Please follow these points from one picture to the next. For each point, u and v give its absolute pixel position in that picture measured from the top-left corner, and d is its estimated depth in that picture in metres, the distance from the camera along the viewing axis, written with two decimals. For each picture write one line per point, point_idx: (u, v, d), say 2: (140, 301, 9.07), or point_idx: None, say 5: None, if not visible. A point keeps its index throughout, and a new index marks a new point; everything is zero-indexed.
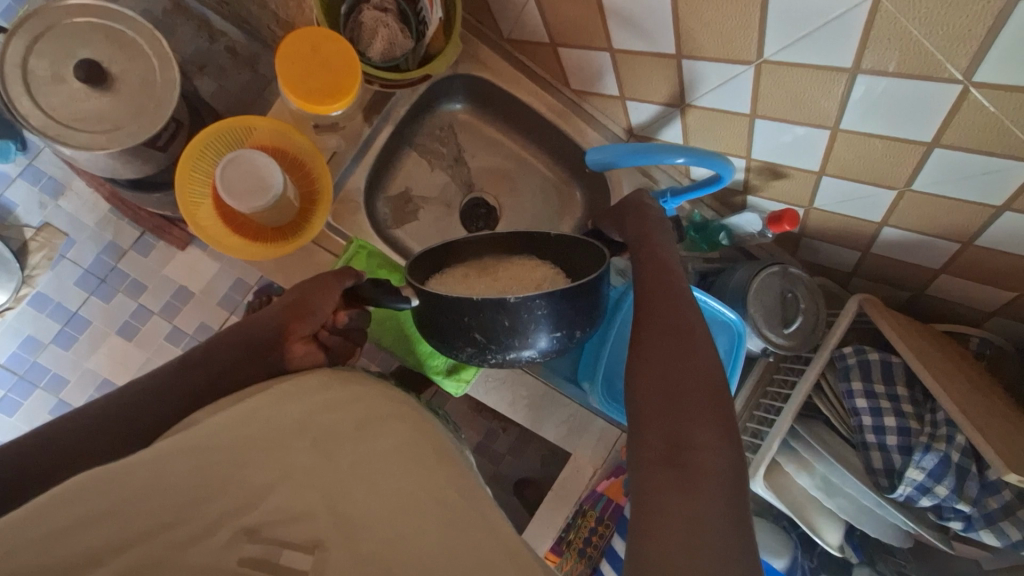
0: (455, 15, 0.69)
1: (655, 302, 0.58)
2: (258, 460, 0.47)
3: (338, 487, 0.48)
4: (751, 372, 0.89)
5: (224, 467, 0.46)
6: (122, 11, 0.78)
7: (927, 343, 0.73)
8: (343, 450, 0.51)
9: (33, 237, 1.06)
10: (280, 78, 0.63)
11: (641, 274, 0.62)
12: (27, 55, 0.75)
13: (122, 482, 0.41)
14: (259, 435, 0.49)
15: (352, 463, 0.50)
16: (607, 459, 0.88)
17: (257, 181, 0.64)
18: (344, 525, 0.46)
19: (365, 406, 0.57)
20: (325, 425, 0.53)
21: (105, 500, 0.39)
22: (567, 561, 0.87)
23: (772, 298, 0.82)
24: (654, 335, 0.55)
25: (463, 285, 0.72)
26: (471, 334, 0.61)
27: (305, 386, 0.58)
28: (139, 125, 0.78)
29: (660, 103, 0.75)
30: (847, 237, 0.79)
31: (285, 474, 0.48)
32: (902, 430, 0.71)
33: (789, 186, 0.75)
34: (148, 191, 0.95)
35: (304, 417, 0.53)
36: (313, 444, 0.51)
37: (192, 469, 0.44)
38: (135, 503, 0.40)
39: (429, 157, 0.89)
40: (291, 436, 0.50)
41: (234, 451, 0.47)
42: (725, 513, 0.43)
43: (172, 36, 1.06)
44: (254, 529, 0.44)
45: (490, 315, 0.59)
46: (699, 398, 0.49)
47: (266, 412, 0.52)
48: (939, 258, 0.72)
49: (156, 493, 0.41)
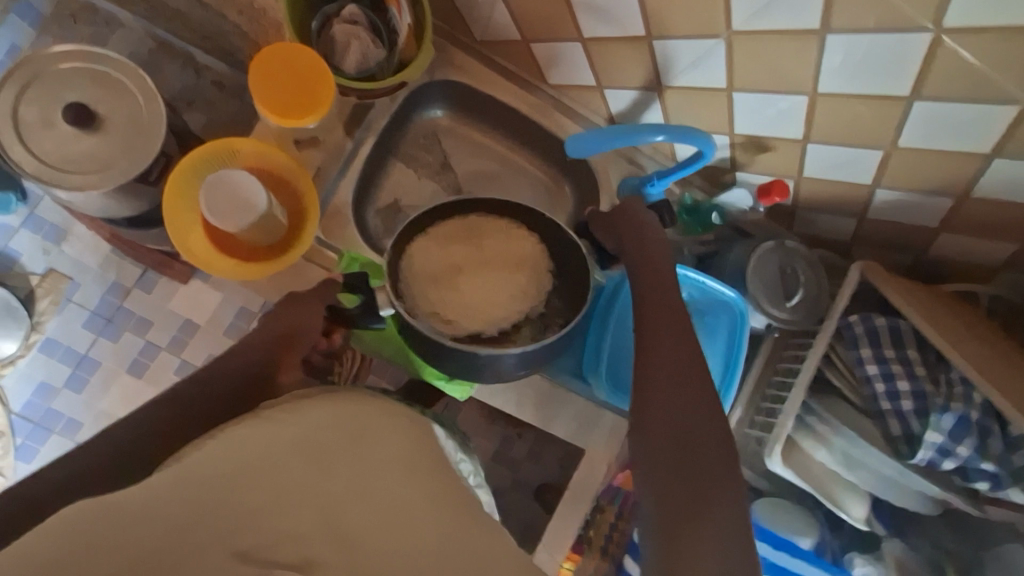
0: (426, 20, 0.69)
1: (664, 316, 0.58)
2: (253, 475, 0.46)
3: (333, 503, 0.47)
4: (759, 351, 0.87)
5: (214, 492, 0.44)
6: (107, 55, 0.88)
7: (932, 304, 0.73)
8: (340, 461, 0.50)
9: (38, 283, 1.15)
10: (252, 96, 0.63)
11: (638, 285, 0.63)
12: (16, 104, 0.85)
13: (112, 514, 0.41)
14: (251, 459, 0.47)
15: (346, 478, 0.49)
16: (621, 452, 0.84)
17: (232, 205, 0.63)
18: (345, 546, 0.45)
19: (365, 418, 0.55)
20: (315, 437, 0.51)
21: (92, 536, 0.39)
22: (589, 560, 0.82)
23: (772, 272, 0.81)
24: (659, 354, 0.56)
25: (443, 254, 0.70)
26: (454, 366, 0.66)
27: (298, 408, 0.54)
28: (128, 162, 0.86)
29: (638, 89, 0.74)
30: (842, 206, 0.78)
31: (277, 493, 0.46)
32: (916, 394, 0.69)
33: (775, 159, 0.75)
34: (145, 227, 0.98)
35: (299, 437, 0.50)
36: (304, 459, 0.49)
37: (184, 488, 0.44)
38: (124, 531, 0.40)
39: (416, 166, 0.88)
40: (286, 456, 0.48)
41: (222, 479, 0.45)
42: (737, 552, 0.43)
43: (161, 74, 1.17)
44: (246, 552, 0.42)
45: (469, 359, 0.64)
46: (710, 421, 0.51)
47: (258, 436, 0.49)
48: (937, 217, 0.71)
49: (146, 518, 0.41)
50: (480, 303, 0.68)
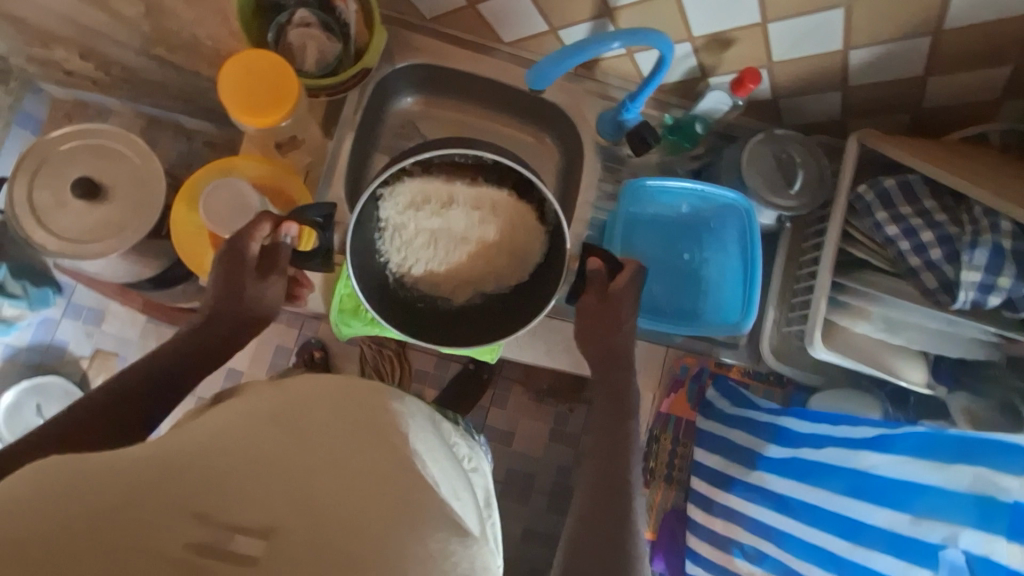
0: (370, 5, 0.72)
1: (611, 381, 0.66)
2: (233, 439, 0.43)
3: (302, 472, 0.41)
4: (777, 248, 0.86)
5: (188, 455, 0.41)
6: (99, 127, 0.94)
7: (942, 151, 0.71)
8: (315, 432, 0.45)
9: (88, 365, 1.29)
10: (228, 107, 0.66)
11: (589, 316, 0.67)
12: (30, 191, 0.91)
13: (81, 467, 0.38)
14: (231, 428, 0.44)
15: (316, 447, 0.44)
16: (663, 376, 0.85)
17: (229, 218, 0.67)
18: (309, 513, 0.39)
19: (341, 390, 0.51)
20: (294, 408, 0.47)
21: (58, 483, 0.36)
22: (655, 491, 0.84)
23: (768, 164, 0.79)
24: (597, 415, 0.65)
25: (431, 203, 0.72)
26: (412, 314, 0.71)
27: (260, 395, 0.49)
28: (140, 222, 0.91)
29: (589, 19, 0.75)
30: (822, 80, 0.77)
31: (250, 455, 0.41)
32: (942, 239, 0.66)
33: (742, 50, 0.74)
34: (170, 284, 1.06)
35: (276, 405, 0.47)
36: (283, 426, 0.45)
37: (161, 452, 0.41)
38: (92, 481, 0.37)
39: (399, 155, 0.91)
40: (263, 425, 0.45)
41: (202, 447, 0.42)
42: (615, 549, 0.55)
43: (160, 146, 1.32)
44: (206, 513, 0.37)
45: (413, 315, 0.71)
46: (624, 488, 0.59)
47: (242, 418, 0.46)
48: (919, 61, 0.69)
49: (110, 474, 0.37)
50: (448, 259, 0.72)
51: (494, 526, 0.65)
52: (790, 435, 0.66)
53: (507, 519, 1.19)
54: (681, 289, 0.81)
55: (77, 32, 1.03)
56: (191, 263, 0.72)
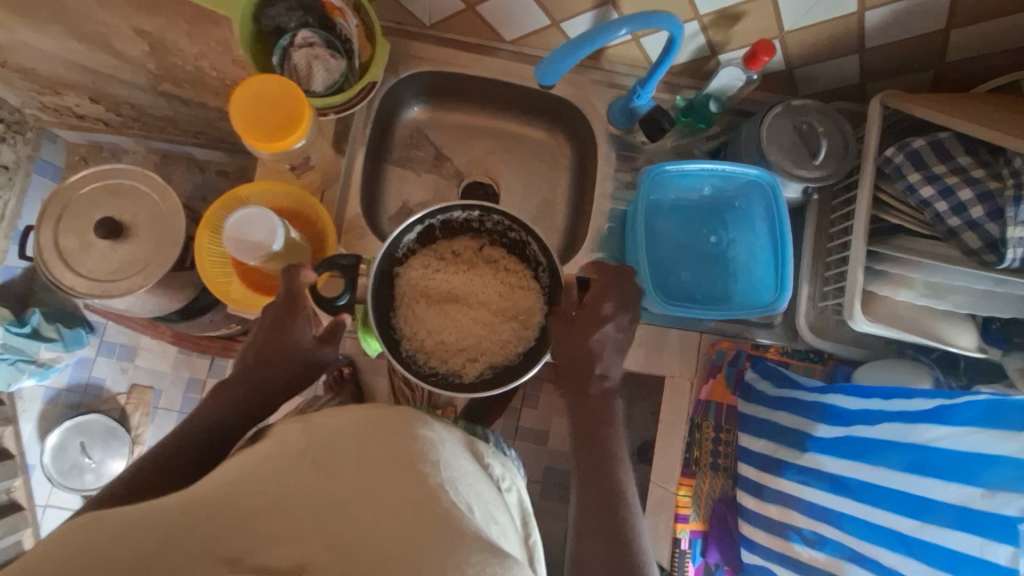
0: (371, 19, 0.71)
1: (597, 410, 0.64)
2: (265, 482, 0.44)
3: (332, 508, 0.41)
4: (806, 221, 0.83)
5: (218, 504, 0.41)
6: (116, 167, 0.95)
7: (973, 106, 0.68)
8: (344, 469, 0.45)
9: (126, 401, 1.31)
10: (240, 133, 0.66)
11: (560, 335, 0.65)
12: (56, 237, 0.92)
13: (109, 526, 0.39)
14: (256, 476, 0.44)
15: (349, 482, 0.44)
16: (699, 362, 0.81)
17: (252, 251, 0.63)
18: (335, 544, 0.38)
19: (363, 417, 0.51)
20: (321, 447, 0.48)
21: (94, 540, 0.37)
22: (703, 482, 0.80)
23: (789, 136, 0.77)
24: (588, 443, 0.63)
25: (448, 261, 0.75)
26: (429, 363, 0.71)
27: (288, 443, 0.49)
28: (163, 257, 0.92)
29: (591, 8, 0.73)
30: (837, 46, 0.74)
31: (281, 498, 0.42)
32: (983, 197, 0.63)
33: (751, 23, 0.73)
34: (198, 314, 1.08)
35: (304, 446, 0.48)
36: (313, 467, 0.45)
37: (193, 505, 0.41)
38: (119, 540, 0.37)
39: (412, 165, 0.90)
40: (292, 464, 0.45)
41: (229, 497, 0.42)
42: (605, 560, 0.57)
43: (175, 181, 1.34)
44: (238, 558, 0.37)
45: (430, 364, 0.71)
46: (619, 509, 0.59)
47: (273, 465, 0.46)
48: (940, 15, 0.67)
49: (139, 527, 0.38)
50: (463, 311, 0.74)
51: (536, 547, 0.59)
52: (841, 413, 0.65)
53: (548, 520, 1.17)
54: (709, 273, 0.79)
55: (86, 76, 1.04)
56: (219, 293, 0.72)
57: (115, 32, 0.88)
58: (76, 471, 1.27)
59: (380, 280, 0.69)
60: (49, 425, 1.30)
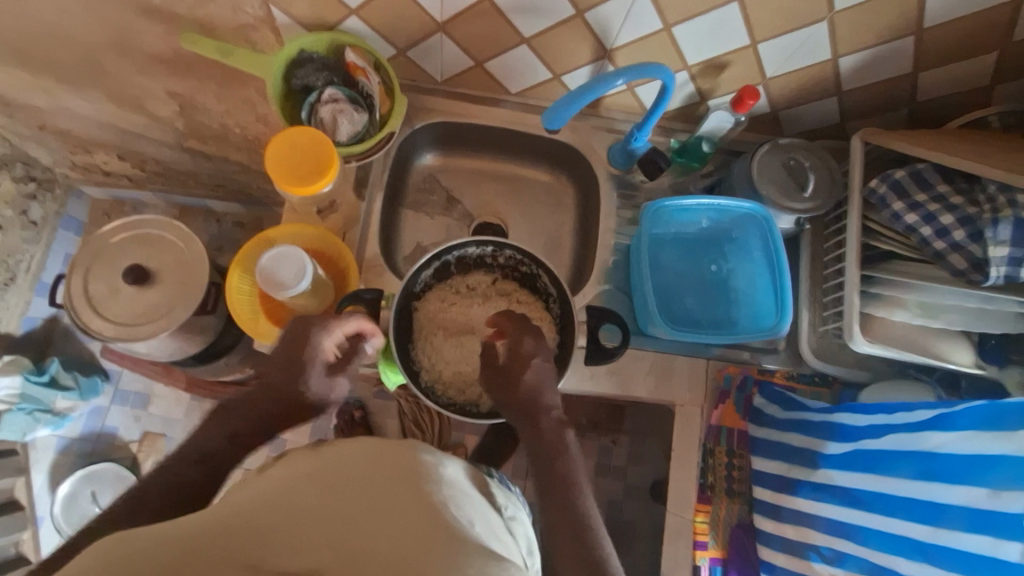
0: (391, 76, 0.79)
1: (548, 444, 0.61)
2: (277, 498, 0.45)
3: (340, 528, 0.43)
4: (801, 249, 0.87)
5: (234, 523, 0.42)
6: (146, 217, 1.01)
7: (944, 139, 0.74)
8: (348, 488, 0.46)
9: (138, 449, 1.32)
10: (273, 180, 0.72)
11: (493, 386, 0.66)
12: (85, 284, 0.97)
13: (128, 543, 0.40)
14: (267, 497, 0.46)
15: (355, 501, 0.45)
16: (708, 388, 0.84)
17: (283, 287, 0.68)
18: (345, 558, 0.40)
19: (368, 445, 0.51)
20: (327, 466, 0.49)
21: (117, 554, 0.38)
22: (720, 507, 0.81)
23: (778, 172, 0.82)
24: (543, 479, 0.59)
25: (463, 295, 0.79)
26: (449, 393, 0.74)
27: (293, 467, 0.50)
28: (187, 301, 0.97)
29: (589, 62, 0.81)
30: (816, 90, 0.81)
31: (292, 517, 0.43)
32: (963, 221, 0.68)
33: (736, 72, 0.80)
34: (213, 360, 1.10)
35: (308, 469, 0.49)
36: (319, 487, 0.46)
37: (209, 522, 0.43)
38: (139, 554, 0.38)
39: (425, 209, 0.96)
40: (301, 485, 0.47)
41: (244, 516, 0.43)
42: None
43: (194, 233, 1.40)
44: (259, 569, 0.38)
45: (450, 394, 0.74)
46: (586, 537, 0.54)
47: (280, 487, 0.47)
48: (907, 60, 0.74)
49: (160, 543, 0.40)
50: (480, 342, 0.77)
51: None
52: (850, 429, 0.66)
53: None
54: (712, 301, 0.83)
55: (116, 135, 1.11)
56: (247, 328, 0.76)
57: (148, 94, 0.96)
58: (86, 522, 1.26)
59: (401, 315, 0.73)
60: (60, 475, 1.30)
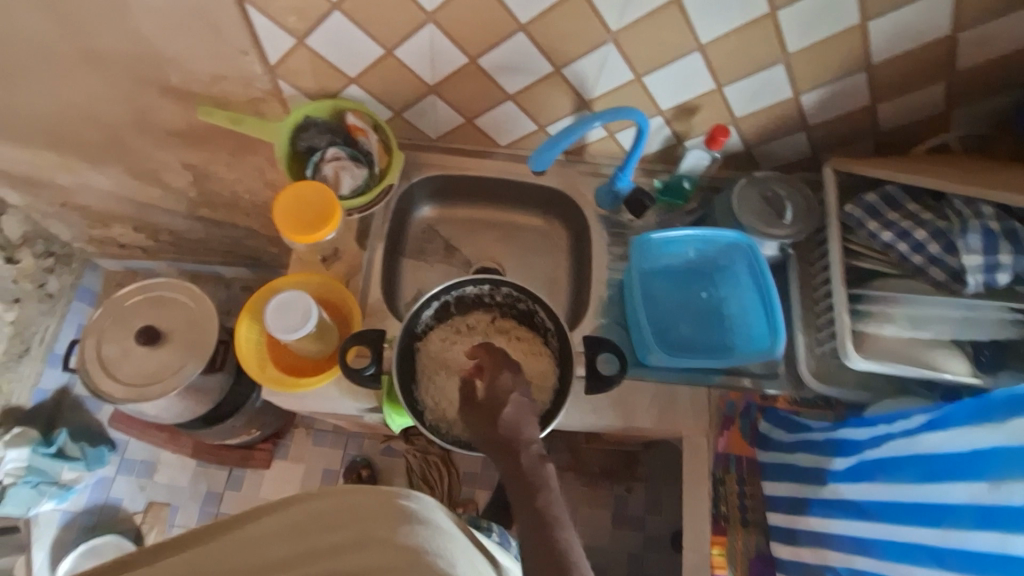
0: (388, 135, 0.86)
1: (531, 479, 0.58)
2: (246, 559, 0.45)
3: None
4: (789, 275, 0.90)
5: None
6: (159, 280, 1.05)
7: (909, 163, 0.79)
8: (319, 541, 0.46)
9: (142, 520, 1.29)
10: (280, 231, 0.77)
11: (473, 422, 0.64)
12: (99, 348, 1.00)
13: None
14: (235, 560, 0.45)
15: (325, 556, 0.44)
16: (712, 415, 0.84)
17: (289, 330, 0.71)
18: None
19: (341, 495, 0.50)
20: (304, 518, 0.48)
21: None
22: (736, 538, 0.79)
23: (757, 203, 0.87)
24: (527, 516, 0.55)
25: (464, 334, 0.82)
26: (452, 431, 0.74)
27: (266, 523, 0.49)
28: (198, 358, 0.99)
29: (570, 113, 0.87)
30: (784, 126, 0.87)
31: None
32: (936, 234, 0.71)
33: (707, 114, 0.86)
34: (218, 421, 1.10)
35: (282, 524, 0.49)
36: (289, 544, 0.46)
37: None
38: None
39: (425, 258, 1.00)
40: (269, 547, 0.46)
41: None
42: None
43: None
44: None
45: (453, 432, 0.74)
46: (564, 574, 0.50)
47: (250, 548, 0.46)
48: (863, 93, 0.80)
49: None
50: None
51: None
52: (854, 443, 0.66)
53: None
54: (706, 329, 0.85)
55: (133, 207, 1.19)
56: (255, 375, 0.78)
57: (165, 167, 1.03)
58: None
59: (404, 355, 0.75)
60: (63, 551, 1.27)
